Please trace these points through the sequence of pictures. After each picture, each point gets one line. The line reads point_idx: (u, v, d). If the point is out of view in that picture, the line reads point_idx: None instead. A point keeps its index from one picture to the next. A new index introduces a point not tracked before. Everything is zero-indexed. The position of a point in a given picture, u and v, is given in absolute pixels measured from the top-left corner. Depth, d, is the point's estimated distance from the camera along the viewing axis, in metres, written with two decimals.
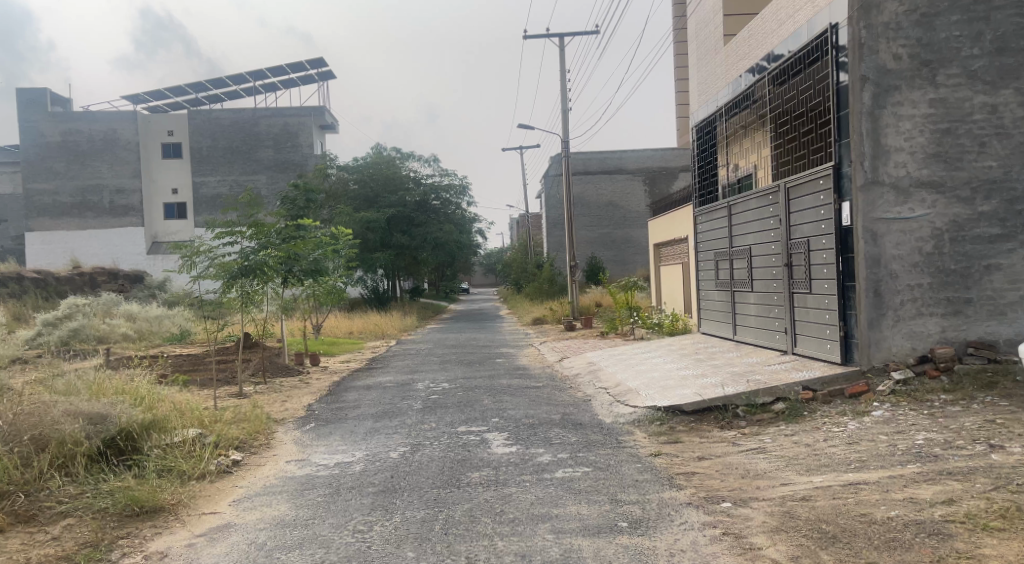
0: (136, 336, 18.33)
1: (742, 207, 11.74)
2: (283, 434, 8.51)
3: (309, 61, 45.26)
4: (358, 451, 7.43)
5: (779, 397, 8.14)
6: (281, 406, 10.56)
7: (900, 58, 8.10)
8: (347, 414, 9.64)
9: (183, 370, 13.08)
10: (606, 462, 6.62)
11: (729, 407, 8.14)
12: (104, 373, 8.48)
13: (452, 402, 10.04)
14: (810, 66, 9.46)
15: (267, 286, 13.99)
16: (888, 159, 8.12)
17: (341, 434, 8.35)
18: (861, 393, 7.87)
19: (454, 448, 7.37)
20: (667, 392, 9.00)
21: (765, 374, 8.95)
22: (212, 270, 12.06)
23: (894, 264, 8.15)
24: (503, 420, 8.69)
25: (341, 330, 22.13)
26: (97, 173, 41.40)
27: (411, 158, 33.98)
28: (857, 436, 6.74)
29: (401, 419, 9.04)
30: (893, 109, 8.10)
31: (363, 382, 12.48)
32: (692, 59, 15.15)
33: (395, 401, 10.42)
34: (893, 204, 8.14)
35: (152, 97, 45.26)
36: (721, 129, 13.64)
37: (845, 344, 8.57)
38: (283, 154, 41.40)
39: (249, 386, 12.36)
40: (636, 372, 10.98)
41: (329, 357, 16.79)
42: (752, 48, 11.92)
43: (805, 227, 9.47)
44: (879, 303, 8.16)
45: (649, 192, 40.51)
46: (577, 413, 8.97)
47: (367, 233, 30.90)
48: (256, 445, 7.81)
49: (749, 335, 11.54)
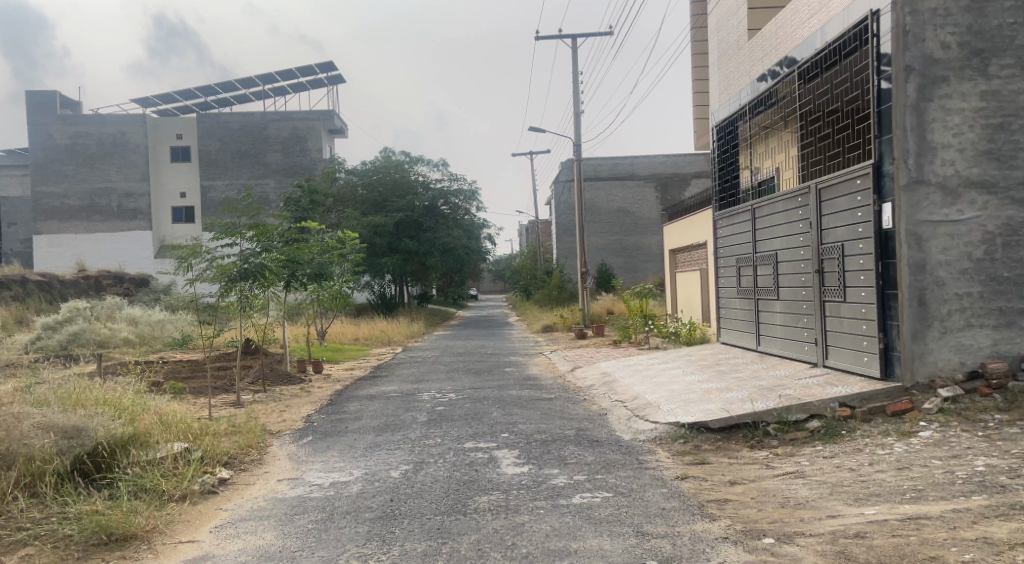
0: (138, 341, 17.80)
1: (767, 209, 11.08)
2: (278, 448, 7.85)
3: (319, 65, 44.97)
4: (357, 469, 6.81)
5: (813, 414, 7.47)
6: (279, 416, 9.97)
7: (948, 47, 7.51)
8: (348, 426, 9.01)
9: (179, 377, 12.48)
10: (629, 486, 5.96)
11: (759, 425, 7.48)
12: (87, 380, 7.87)
13: (459, 415, 9.41)
14: (846, 58, 8.80)
15: (270, 291, 13.44)
16: (934, 156, 7.52)
17: (338, 449, 7.72)
18: (904, 411, 7.23)
19: (461, 467, 6.74)
20: (690, 408, 8.34)
21: (796, 388, 8.29)
22: (209, 273, 11.48)
23: (940, 271, 7.51)
24: (514, 435, 8.06)
25: (347, 336, 21.58)
26: (105, 175, 41.04)
27: (420, 162, 33.45)
28: (907, 460, 6.09)
29: (405, 433, 8.42)
30: (941, 101, 7.50)
31: (367, 392, 11.87)
32: (712, 58, 14.51)
33: (398, 412, 9.80)
34: (940, 206, 7.51)
35: (161, 101, 44.98)
36: (743, 130, 13.00)
37: (885, 358, 7.89)
38: (291, 158, 41.06)
39: (247, 395, 11.76)
40: (654, 384, 10.33)
41: (332, 365, 16.21)
42: (778, 43, 11.28)
43: (839, 231, 8.80)
44: (923, 313, 7.51)
45: (660, 199, 39.90)
46: (593, 428, 8.33)
47: (375, 237, 30.49)
48: (247, 461, 7.12)
49: (775, 346, 10.88)
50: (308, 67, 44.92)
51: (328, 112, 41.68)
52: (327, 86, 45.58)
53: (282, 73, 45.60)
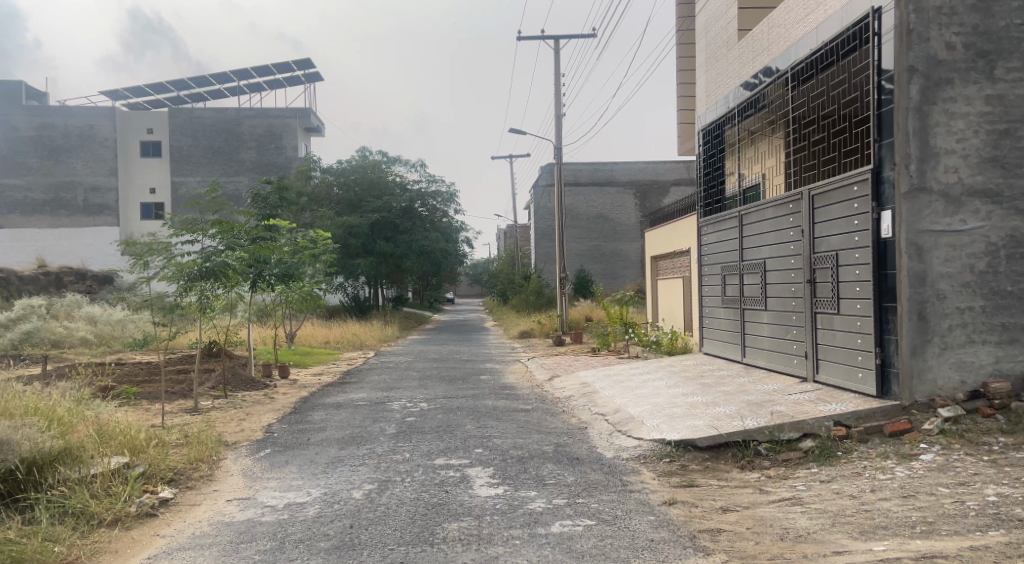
0: (96, 341, 17.00)
1: (756, 215, 10.67)
2: (232, 462, 7.22)
3: (296, 62, 44.23)
4: (315, 488, 6.22)
5: (806, 433, 7.03)
6: (237, 426, 9.34)
7: (953, 48, 7.13)
8: (310, 438, 8.43)
9: (132, 382, 11.77)
10: (613, 513, 5.45)
11: (750, 443, 7.01)
12: (22, 385, 7.21)
13: (430, 427, 8.86)
14: (844, 58, 8.37)
15: (233, 291, 12.76)
16: (937, 163, 7.12)
17: (298, 464, 7.13)
18: (903, 432, 6.79)
19: (430, 488, 6.19)
20: (676, 423, 7.86)
21: (787, 405, 7.85)
22: (166, 272, 10.81)
23: (942, 284, 7.11)
24: (488, 451, 7.54)
25: (317, 339, 20.93)
26: (71, 169, 39.90)
27: (397, 162, 32.84)
28: (911, 487, 5.65)
29: (371, 447, 7.85)
30: (945, 105, 7.11)
31: (333, 400, 11.28)
32: (700, 60, 14.09)
33: (365, 423, 9.21)
34: (942, 215, 7.12)
35: (132, 94, 43.96)
36: (731, 134, 12.60)
37: (881, 375, 7.47)
38: (265, 155, 40.33)
39: (206, 401, 11.12)
40: (636, 396, 9.86)
41: (299, 370, 15.57)
42: (768, 44, 10.87)
43: (834, 239, 8.39)
44: (923, 328, 7.10)
45: (639, 206, 39.62)
46: (572, 445, 7.81)
47: (349, 238, 29.82)
48: (196, 477, 6.48)
49: (762, 358, 10.46)
50: (285, 64, 44.14)
51: (304, 110, 40.97)
52: (305, 83, 44.87)
53: (258, 70, 44.79)
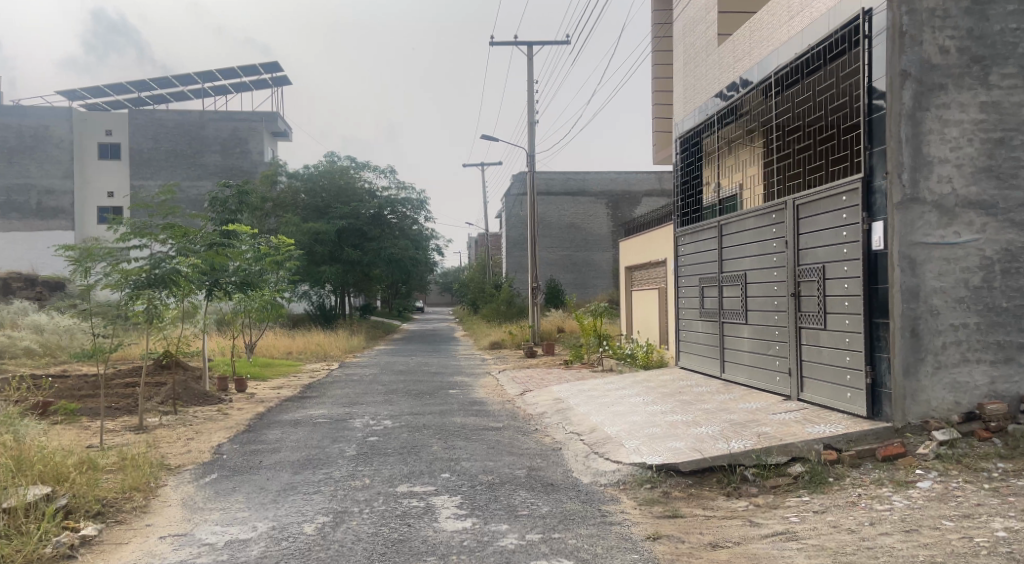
0: (42, 351, 16.26)
1: (737, 225, 10.29)
2: (172, 490, 6.70)
3: (263, 65, 43.41)
4: (262, 522, 5.67)
5: (795, 457, 6.61)
6: (182, 446, 8.70)
7: (947, 52, 6.77)
8: (263, 461, 7.85)
9: (72, 398, 11.34)
10: (592, 551, 4.95)
11: (736, 468, 6.57)
12: None
13: (393, 447, 8.29)
14: (832, 62, 8.00)
15: (186, 298, 12.14)
16: (930, 172, 6.75)
17: (246, 492, 6.57)
18: (897, 456, 6.39)
19: (391, 521, 5.65)
20: (656, 445, 7.40)
21: (773, 426, 7.42)
22: (110, 279, 10.13)
23: (935, 299, 6.74)
24: (455, 476, 7.01)
25: (279, 349, 20.23)
26: (25, 171, 38.63)
27: (366, 168, 32.15)
28: (912, 520, 5.24)
29: (329, 471, 7.30)
30: (938, 111, 6.75)
31: (291, 416, 10.64)
32: (678, 65, 13.72)
33: (323, 444, 8.60)
34: (935, 226, 6.75)
35: (91, 95, 42.75)
36: (709, 142, 12.22)
37: (871, 394, 7.07)
38: (230, 160, 39.45)
39: (153, 418, 10.53)
40: (612, 414, 9.39)
41: (259, 383, 14.86)
42: (749, 49, 10.48)
43: (820, 251, 8.01)
44: (916, 345, 6.72)
45: (611, 216, 39.41)
46: (546, 468, 7.31)
47: (315, 245, 29.08)
48: (127, 509, 6.02)
49: (742, 374, 10.07)
50: (252, 67, 43.32)
51: (271, 114, 40.16)
52: (271, 87, 44.02)
53: (223, 72, 43.84)
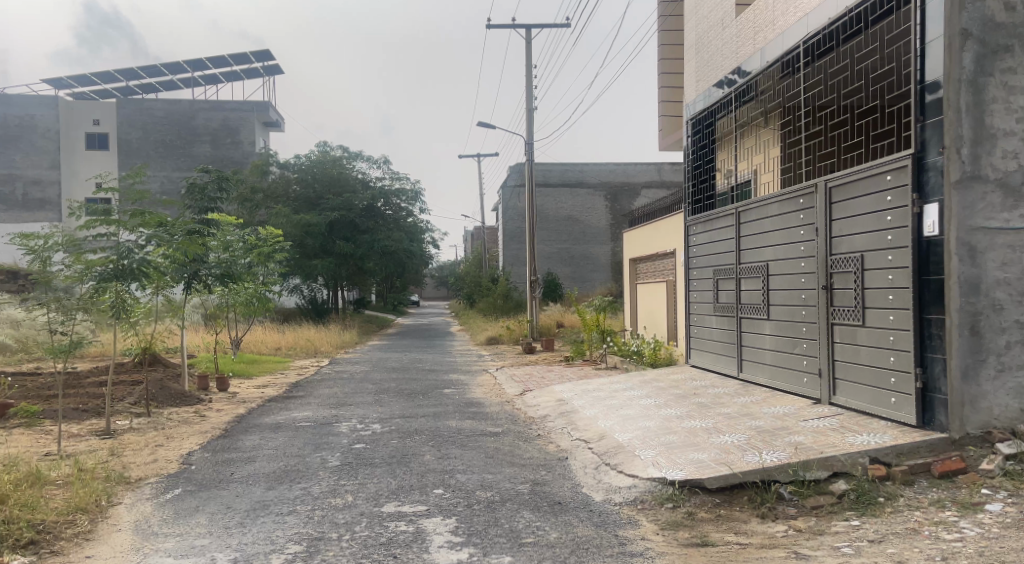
0: (14, 348, 15.43)
1: (758, 211, 9.43)
2: (126, 510, 5.83)
3: (255, 53, 42.43)
4: (222, 552, 4.82)
5: (837, 473, 5.76)
6: (147, 455, 7.83)
7: (1014, 9, 5.92)
8: (235, 473, 6.98)
9: (35, 398, 10.54)
10: None
11: (769, 485, 5.73)
12: None
13: (381, 457, 7.43)
14: (876, 25, 7.16)
15: (159, 292, 11.24)
16: (993, 147, 5.91)
17: (210, 512, 5.73)
18: (956, 472, 5.59)
19: (373, 551, 4.79)
20: (676, 457, 6.54)
21: (807, 435, 6.58)
22: (71, 271, 9.25)
23: (999, 292, 5.90)
24: (449, 492, 6.16)
25: (267, 345, 19.34)
26: (10, 161, 37.61)
27: (359, 158, 31.20)
28: (992, 554, 4.40)
29: (306, 486, 6.43)
30: (1003, 77, 5.91)
31: (272, 419, 9.80)
32: (690, 41, 12.76)
33: (304, 453, 7.74)
34: (999, 209, 5.91)
35: (77, 83, 41.69)
36: (724, 123, 11.34)
37: (922, 401, 6.24)
38: (220, 150, 38.47)
39: (122, 421, 9.71)
40: (623, 417, 8.56)
41: (243, 381, 14.01)
42: (770, 18, 9.58)
43: (858, 239, 7.17)
44: (976, 345, 5.88)
45: (609, 209, 38.60)
46: (552, 483, 6.45)
47: (305, 237, 28.12)
48: (68, 536, 5.18)
49: (763, 375, 9.25)
50: (243, 55, 42.33)
51: (262, 104, 39.18)
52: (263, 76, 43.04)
53: (213, 61, 42.81)
